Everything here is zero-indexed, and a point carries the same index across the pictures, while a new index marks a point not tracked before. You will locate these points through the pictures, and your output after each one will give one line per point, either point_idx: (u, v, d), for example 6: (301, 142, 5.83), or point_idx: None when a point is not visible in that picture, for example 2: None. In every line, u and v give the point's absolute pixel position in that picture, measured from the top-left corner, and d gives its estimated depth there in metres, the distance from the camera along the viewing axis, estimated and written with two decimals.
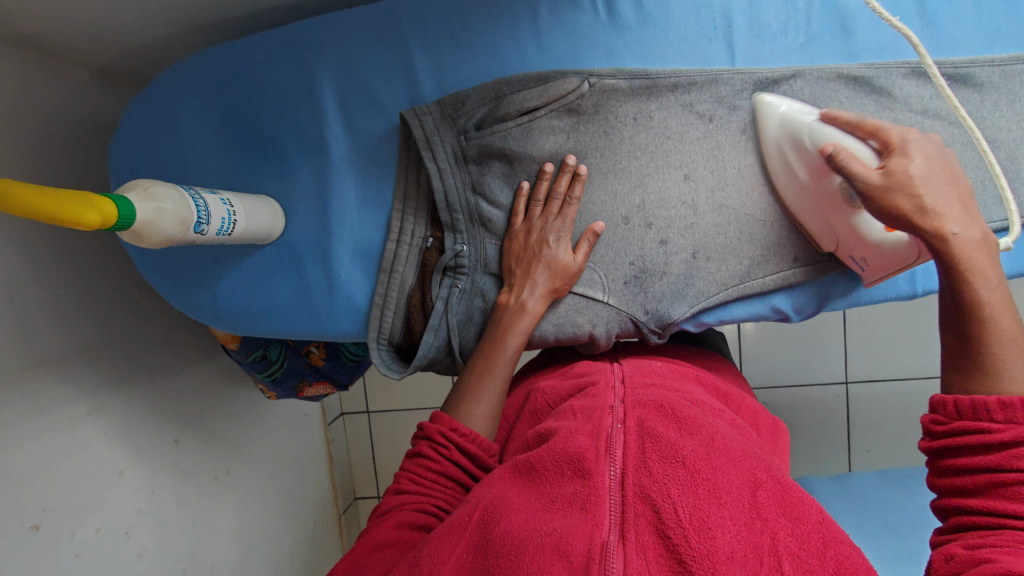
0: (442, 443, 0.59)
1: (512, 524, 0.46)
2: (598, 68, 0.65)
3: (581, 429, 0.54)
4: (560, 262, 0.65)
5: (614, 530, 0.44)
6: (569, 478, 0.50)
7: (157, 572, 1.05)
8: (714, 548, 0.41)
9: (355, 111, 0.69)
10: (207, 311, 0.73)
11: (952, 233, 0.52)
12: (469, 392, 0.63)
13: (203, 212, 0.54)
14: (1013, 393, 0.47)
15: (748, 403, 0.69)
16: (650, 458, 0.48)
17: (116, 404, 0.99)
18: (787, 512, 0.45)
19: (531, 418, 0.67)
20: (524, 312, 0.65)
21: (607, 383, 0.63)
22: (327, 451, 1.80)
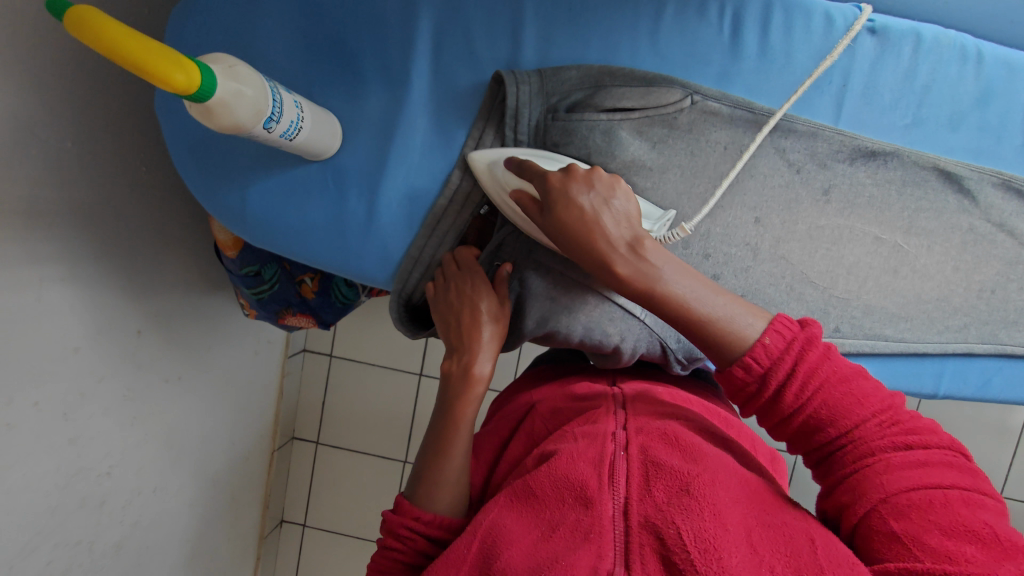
0: (408, 537, 0.59)
1: (513, 560, 0.51)
2: (705, 87, 0.62)
3: (581, 454, 0.58)
4: (492, 317, 0.67)
5: (618, 563, 0.49)
6: (570, 504, 0.54)
7: (83, 463, 0.98)
8: (724, 572, 0.45)
9: (447, 54, 0.65)
10: (231, 212, 0.68)
11: (623, 267, 0.53)
12: (424, 474, 0.62)
13: (276, 109, 0.50)
14: (747, 350, 0.52)
15: (746, 433, 0.75)
16: (653, 488, 0.53)
17: (88, 278, 0.91)
18: (789, 546, 0.48)
19: (528, 442, 0.72)
20: (478, 376, 0.66)
21: (608, 407, 0.67)
22: (280, 384, 1.74)
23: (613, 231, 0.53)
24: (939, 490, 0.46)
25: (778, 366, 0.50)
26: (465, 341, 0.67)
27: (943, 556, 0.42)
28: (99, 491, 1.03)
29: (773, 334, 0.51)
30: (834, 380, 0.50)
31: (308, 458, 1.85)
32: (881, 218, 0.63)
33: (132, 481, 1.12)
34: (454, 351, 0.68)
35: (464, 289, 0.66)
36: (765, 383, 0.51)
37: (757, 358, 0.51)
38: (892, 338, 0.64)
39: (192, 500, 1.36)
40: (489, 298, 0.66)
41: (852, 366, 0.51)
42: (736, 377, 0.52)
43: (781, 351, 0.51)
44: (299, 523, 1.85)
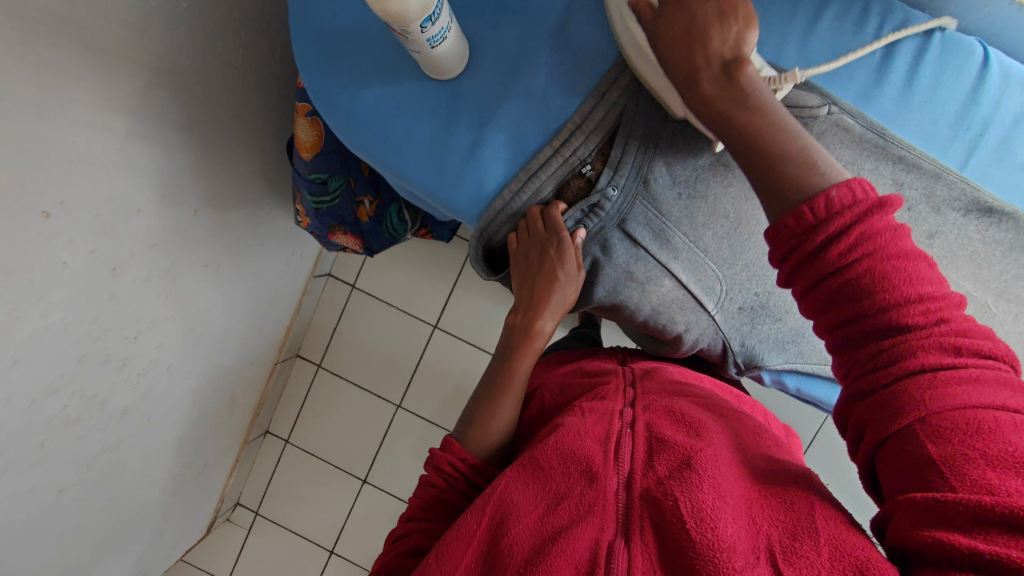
0: (450, 474, 0.64)
1: (519, 536, 0.53)
2: (843, 101, 0.61)
3: (590, 433, 0.61)
4: (564, 285, 0.69)
5: (618, 534, 0.51)
6: (576, 478, 0.56)
7: (116, 322, 0.99)
8: (717, 538, 0.46)
9: (590, 8, 0.64)
10: (338, 110, 0.67)
11: (707, 84, 0.52)
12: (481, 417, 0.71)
13: (436, 11, 0.50)
14: (810, 198, 0.45)
15: (762, 411, 0.81)
16: (658, 464, 0.56)
17: (165, 146, 0.92)
18: (789, 512, 0.49)
19: (539, 413, 0.75)
20: (542, 334, 0.74)
21: (618, 390, 0.71)
22: (299, 300, 1.76)
23: (721, 36, 0.52)
24: (988, 412, 0.38)
25: (838, 222, 0.43)
26: (536, 303, 0.71)
27: (978, 488, 0.35)
28: (122, 354, 1.04)
29: (842, 190, 0.44)
30: (895, 247, 0.42)
31: (307, 379, 1.87)
32: (977, 275, 0.63)
33: (152, 352, 1.13)
34: (525, 310, 0.73)
35: (547, 249, 0.67)
36: (815, 237, 0.44)
37: (815, 209, 0.44)
38: None
39: (197, 387, 1.38)
40: (572, 260, 0.67)
41: (918, 248, 0.43)
42: (787, 229, 0.45)
43: (848, 207, 0.43)
44: (282, 438, 1.87)
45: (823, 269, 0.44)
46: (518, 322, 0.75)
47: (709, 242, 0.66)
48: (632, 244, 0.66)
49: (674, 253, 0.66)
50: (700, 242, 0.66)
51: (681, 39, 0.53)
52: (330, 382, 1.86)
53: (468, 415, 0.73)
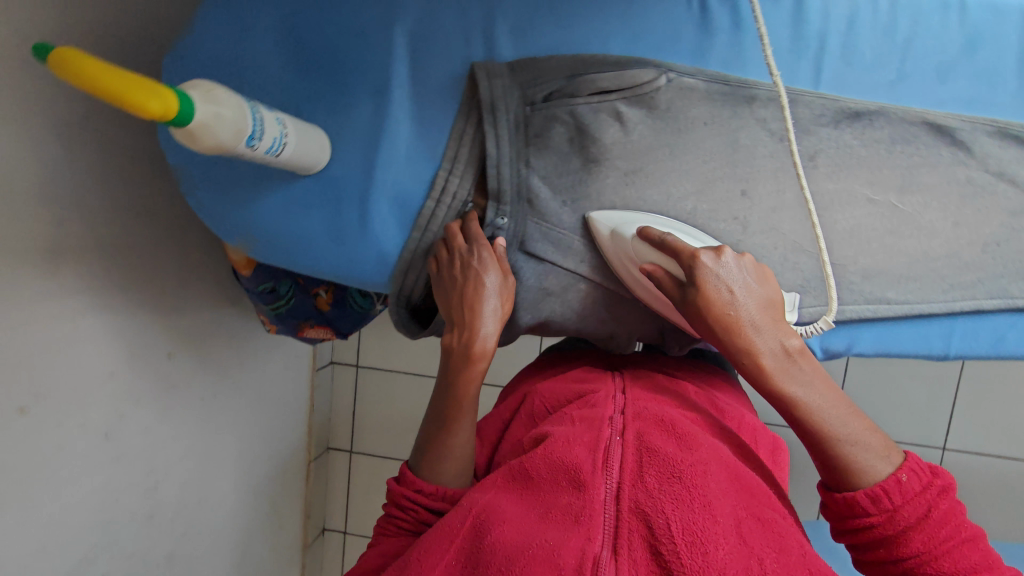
0: (409, 507, 0.67)
1: (503, 536, 0.52)
2: (680, 65, 0.62)
3: (579, 441, 0.60)
4: (494, 300, 0.66)
5: (606, 545, 0.50)
6: (566, 488, 0.56)
7: (130, 479, 1.04)
8: (705, 563, 0.47)
9: (425, 60, 0.66)
10: (234, 228, 0.70)
11: None
12: (432, 447, 0.69)
13: (258, 127, 0.52)
14: (876, 482, 0.54)
15: (749, 420, 0.78)
16: (647, 473, 0.55)
17: (120, 308, 0.96)
18: (776, 545, 0.51)
19: (529, 420, 0.76)
20: (480, 351, 0.67)
21: (608, 395, 0.70)
22: (311, 396, 1.79)
23: None
24: None
25: (906, 508, 0.52)
26: (468, 321, 0.66)
27: None
28: (146, 506, 1.09)
29: (908, 474, 0.53)
30: (921, 510, 0.52)
31: (343, 466, 1.91)
32: (874, 178, 0.61)
33: (177, 495, 1.18)
34: (455, 328, 0.68)
35: (466, 264, 0.65)
36: (888, 521, 0.52)
37: (886, 492, 0.53)
38: (895, 301, 0.62)
39: (236, 511, 1.42)
40: (491, 268, 0.64)
41: (973, 528, 0.53)
42: (852, 506, 0.54)
43: (914, 494, 0.52)
44: (341, 529, 1.92)
45: (864, 534, 0.54)
46: (450, 341, 0.69)
47: None
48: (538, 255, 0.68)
49: (579, 258, 0.67)
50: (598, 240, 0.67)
51: None
52: (365, 462, 1.90)
53: (423, 442, 0.71)
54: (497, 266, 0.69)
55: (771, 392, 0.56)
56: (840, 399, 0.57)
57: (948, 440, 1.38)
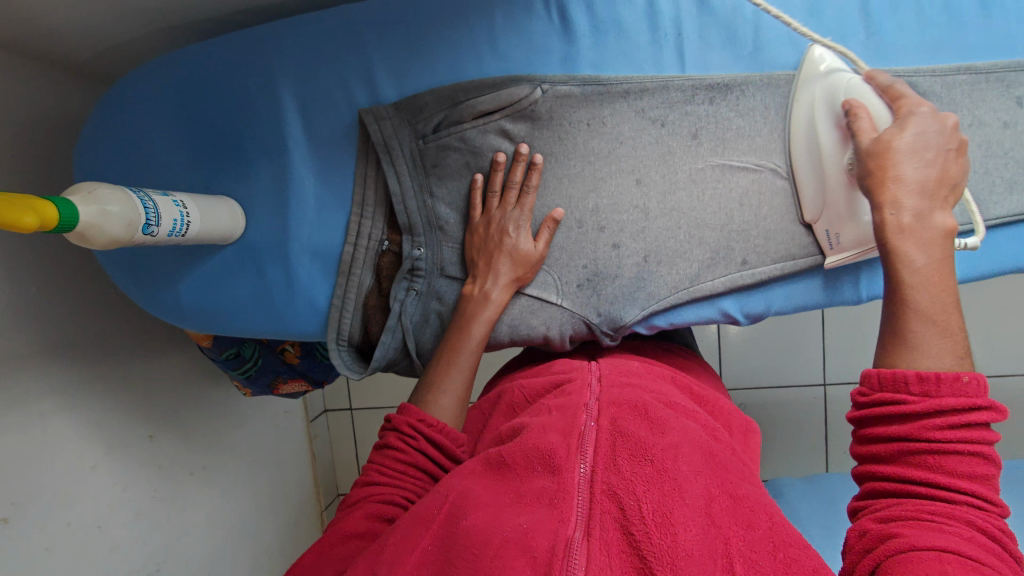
0: (410, 435, 0.61)
1: (478, 520, 0.44)
2: (552, 75, 0.65)
3: (553, 426, 0.51)
4: (511, 268, 0.65)
5: (579, 527, 0.42)
6: (538, 473, 0.47)
7: (131, 566, 1.04)
8: (674, 544, 0.40)
9: (314, 115, 0.69)
10: (170, 309, 0.73)
11: None
12: (435, 378, 0.65)
13: (153, 214, 0.55)
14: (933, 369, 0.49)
15: (723, 404, 0.68)
16: (620, 454, 0.46)
17: (91, 402, 0.97)
18: (743, 518, 0.43)
19: (507, 410, 0.64)
20: (488, 301, 0.65)
21: (583, 382, 0.60)
22: (311, 447, 1.78)
23: None
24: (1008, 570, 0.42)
25: (953, 400, 0.47)
26: (489, 267, 0.65)
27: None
28: None
29: (969, 378, 0.48)
30: (973, 437, 0.46)
31: None
32: (755, 146, 0.64)
33: (185, 572, 1.18)
34: (473, 276, 0.67)
35: (503, 225, 0.65)
36: (928, 409, 0.47)
37: (938, 379, 0.48)
38: (798, 256, 0.65)
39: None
40: (526, 239, 0.65)
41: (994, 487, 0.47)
42: (896, 381, 0.49)
43: (965, 405, 0.47)
44: None
45: (907, 424, 0.48)
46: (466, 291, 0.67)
47: None
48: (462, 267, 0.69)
49: None
50: None
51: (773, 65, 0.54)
52: None
53: (421, 386, 0.66)
54: (421, 287, 0.70)
55: (885, 246, 0.54)
56: (948, 299, 0.52)
57: None
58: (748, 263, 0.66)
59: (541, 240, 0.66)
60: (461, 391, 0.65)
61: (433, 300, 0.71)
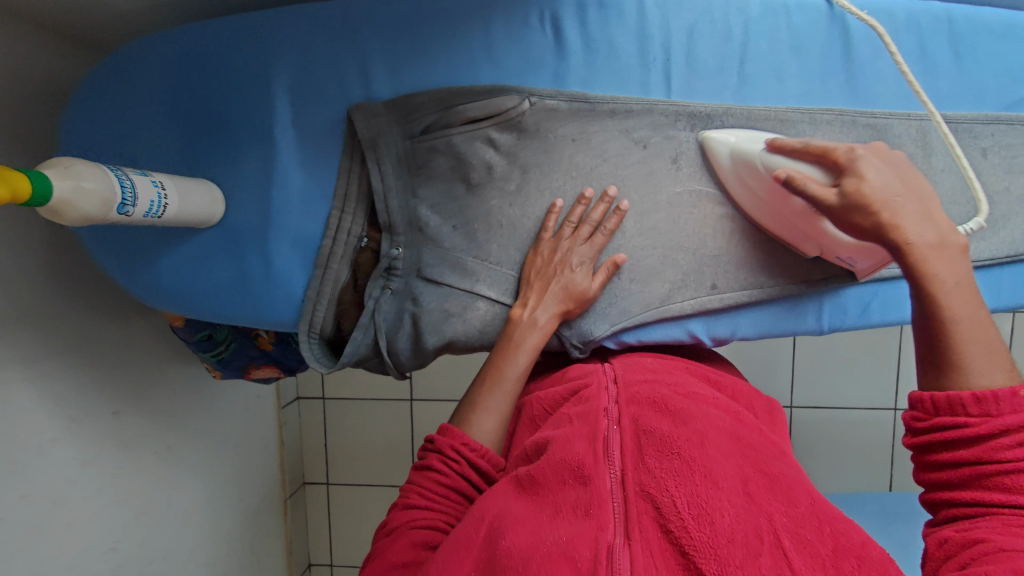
0: (454, 459, 0.61)
1: (518, 539, 0.46)
2: (543, 88, 0.66)
3: (577, 434, 0.54)
4: (560, 296, 0.65)
5: (619, 531, 0.45)
6: (569, 484, 0.50)
7: (85, 542, 1.02)
8: (714, 533, 0.43)
9: (306, 105, 0.69)
10: (143, 288, 0.72)
11: (857, 181, 0.55)
12: (480, 402, 0.65)
13: (130, 193, 0.55)
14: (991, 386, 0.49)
15: (741, 387, 0.70)
16: (648, 455, 0.50)
17: (56, 374, 0.95)
18: (781, 496, 0.47)
19: (530, 423, 0.65)
20: (537, 328, 0.65)
21: (601, 385, 0.61)
22: (280, 434, 1.76)
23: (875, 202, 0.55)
24: None
25: (1014, 417, 0.47)
26: (539, 295, 0.65)
27: None
28: (106, 567, 1.07)
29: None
30: None
31: (324, 501, 1.89)
32: (733, 174, 0.66)
33: (142, 552, 1.16)
34: (522, 302, 0.66)
35: (564, 256, 0.65)
36: (990, 428, 0.48)
37: (995, 397, 0.48)
38: (765, 284, 0.67)
39: (211, 559, 1.40)
40: (584, 272, 0.66)
41: None
42: (953, 405, 0.50)
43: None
44: (328, 563, 1.91)
45: (971, 443, 0.48)
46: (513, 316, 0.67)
47: (499, 253, 0.69)
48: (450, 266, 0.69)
49: (474, 278, 0.70)
50: (491, 257, 0.70)
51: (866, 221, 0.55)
52: (345, 494, 1.88)
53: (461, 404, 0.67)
54: (402, 285, 0.70)
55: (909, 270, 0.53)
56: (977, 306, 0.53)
57: (902, 399, 1.43)
58: (715, 288, 0.68)
59: (609, 268, 0.66)
60: (496, 411, 0.64)
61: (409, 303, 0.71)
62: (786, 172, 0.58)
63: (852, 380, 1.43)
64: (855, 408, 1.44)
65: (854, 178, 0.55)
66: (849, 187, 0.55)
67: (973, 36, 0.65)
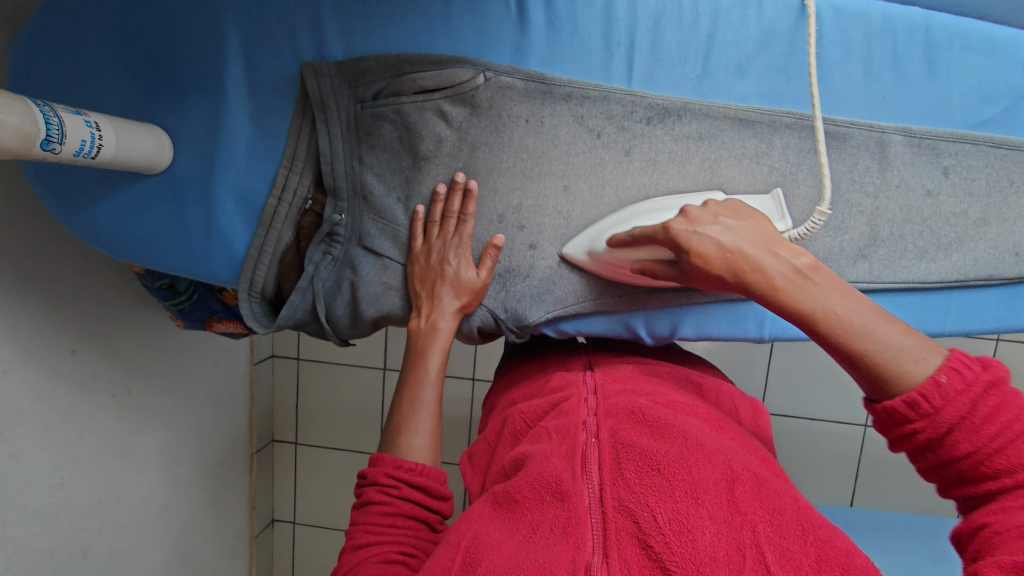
0: (392, 484, 0.61)
1: (495, 563, 0.45)
2: (498, 63, 0.64)
3: (554, 450, 0.52)
4: (452, 295, 0.65)
5: (597, 551, 0.43)
6: (547, 503, 0.48)
7: (31, 476, 1.04)
8: (696, 551, 0.41)
9: (259, 60, 0.67)
10: (87, 230, 0.72)
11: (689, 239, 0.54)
12: (404, 426, 0.65)
13: (56, 130, 0.54)
14: (913, 384, 0.45)
15: (724, 389, 0.70)
16: (626, 469, 0.48)
17: (10, 307, 0.96)
18: (769, 507, 0.44)
19: (511, 438, 0.63)
20: (435, 333, 0.66)
21: (579, 397, 0.60)
22: (250, 390, 1.78)
23: (751, 247, 0.52)
24: None
25: (953, 410, 0.43)
26: (431, 300, 0.66)
27: None
28: (53, 501, 1.09)
29: (947, 373, 0.44)
30: (991, 412, 0.43)
31: (290, 459, 1.91)
32: (683, 172, 0.64)
33: (91, 490, 1.18)
34: (418, 310, 0.67)
35: (446, 255, 0.65)
36: (935, 425, 0.44)
37: (925, 396, 0.44)
38: (707, 287, 0.66)
39: (166, 504, 1.42)
40: (467, 266, 0.65)
41: None
42: (897, 415, 0.46)
43: (965, 391, 0.43)
44: (289, 520, 1.94)
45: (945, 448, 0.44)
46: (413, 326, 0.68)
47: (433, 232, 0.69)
48: (391, 239, 0.69)
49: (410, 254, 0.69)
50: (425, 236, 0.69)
51: (732, 270, 0.52)
52: (311, 455, 1.90)
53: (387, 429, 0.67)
54: (345, 255, 0.69)
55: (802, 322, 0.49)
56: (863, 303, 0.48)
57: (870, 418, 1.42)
58: (657, 286, 0.66)
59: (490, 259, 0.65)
60: (427, 425, 0.66)
61: (352, 280, 0.70)
62: (637, 266, 0.60)
63: (818, 392, 1.43)
64: (821, 422, 1.44)
65: (683, 244, 0.54)
66: (681, 255, 0.54)
67: (948, 47, 0.62)
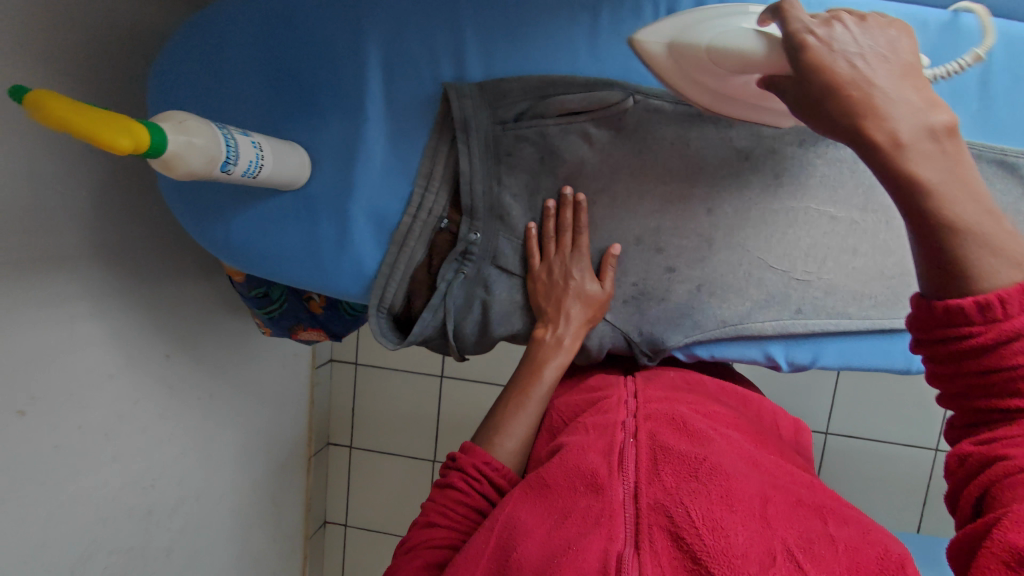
0: (475, 478, 0.59)
1: (529, 550, 0.44)
2: (648, 87, 0.64)
3: (591, 445, 0.51)
4: (580, 307, 0.65)
5: (629, 543, 0.42)
6: (580, 492, 0.47)
7: (127, 477, 1.05)
8: (729, 546, 0.39)
9: (396, 78, 0.68)
10: (217, 243, 0.73)
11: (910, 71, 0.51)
12: (505, 426, 0.64)
13: (233, 152, 0.55)
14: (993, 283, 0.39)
15: (767, 406, 0.68)
16: (662, 469, 0.47)
17: (117, 311, 0.98)
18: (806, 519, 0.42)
19: (548, 436, 0.64)
20: (561, 348, 0.66)
21: (619, 399, 0.60)
22: (311, 393, 1.80)
23: None
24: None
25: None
26: (557, 312, 0.66)
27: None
28: (144, 501, 1.11)
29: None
30: None
31: (343, 463, 1.93)
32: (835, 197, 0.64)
33: (176, 490, 1.20)
34: (545, 322, 0.66)
35: (569, 269, 0.65)
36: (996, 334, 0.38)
37: (1005, 300, 0.38)
38: (855, 316, 0.65)
39: (237, 505, 1.44)
40: (591, 281, 0.65)
41: None
42: (954, 309, 0.40)
43: None
44: (341, 523, 1.95)
45: (994, 363, 0.39)
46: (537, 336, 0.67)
47: None
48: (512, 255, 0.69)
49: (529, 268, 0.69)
50: None
51: None
52: (364, 459, 1.91)
53: (483, 428, 0.66)
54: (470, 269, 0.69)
55: None
56: None
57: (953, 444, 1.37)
58: (805, 314, 0.65)
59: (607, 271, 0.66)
60: (526, 428, 0.64)
61: (480, 298, 0.70)
62: None
63: (897, 416, 1.38)
64: (899, 447, 1.39)
65: None
66: None
67: None
